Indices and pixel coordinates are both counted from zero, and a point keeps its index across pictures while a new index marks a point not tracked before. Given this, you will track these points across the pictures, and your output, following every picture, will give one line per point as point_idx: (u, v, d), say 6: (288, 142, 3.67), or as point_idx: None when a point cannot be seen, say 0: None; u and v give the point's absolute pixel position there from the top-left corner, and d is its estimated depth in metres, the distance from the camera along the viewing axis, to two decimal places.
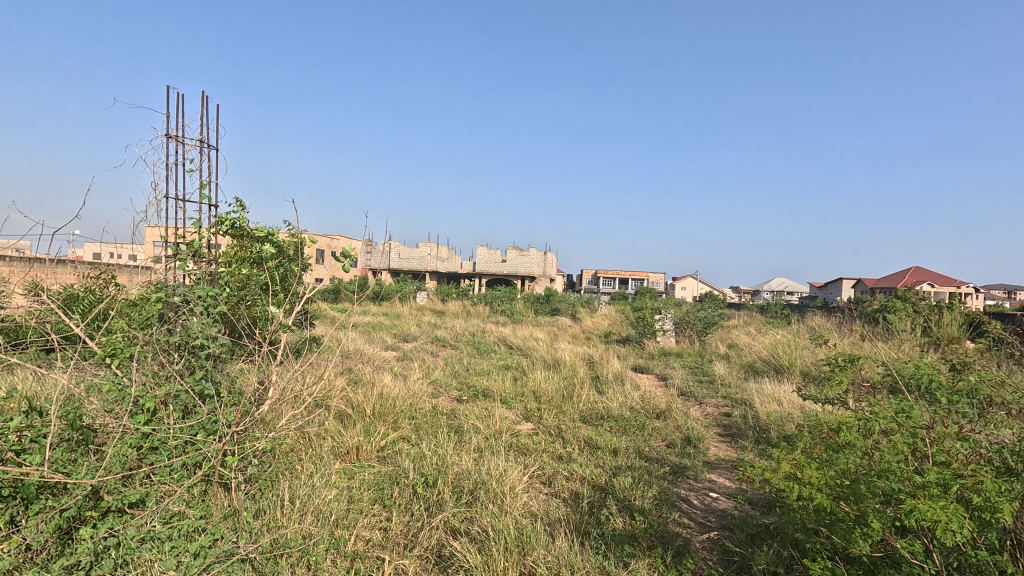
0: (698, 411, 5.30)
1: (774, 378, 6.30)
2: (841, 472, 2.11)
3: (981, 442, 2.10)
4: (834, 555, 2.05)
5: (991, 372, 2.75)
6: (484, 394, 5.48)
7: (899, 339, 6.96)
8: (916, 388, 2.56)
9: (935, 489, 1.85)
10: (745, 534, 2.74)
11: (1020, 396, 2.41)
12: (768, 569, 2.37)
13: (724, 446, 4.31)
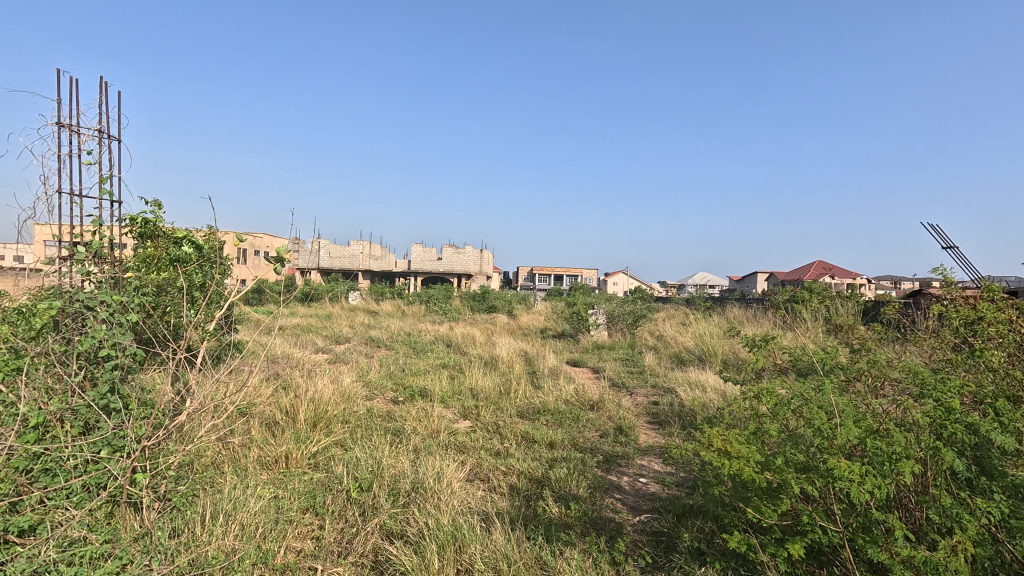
0: (629, 401, 5.54)
1: (698, 367, 6.70)
2: (754, 449, 2.29)
3: (871, 414, 2.35)
4: (750, 527, 2.22)
5: (878, 354, 3.07)
6: (420, 394, 5.39)
7: (806, 326, 7.62)
8: (821, 368, 2.81)
9: (834, 455, 2.05)
10: (672, 514, 2.89)
11: (904, 373, 2.72)
12: (692, 545, 2.53)
13: (653, 433, 4.53)
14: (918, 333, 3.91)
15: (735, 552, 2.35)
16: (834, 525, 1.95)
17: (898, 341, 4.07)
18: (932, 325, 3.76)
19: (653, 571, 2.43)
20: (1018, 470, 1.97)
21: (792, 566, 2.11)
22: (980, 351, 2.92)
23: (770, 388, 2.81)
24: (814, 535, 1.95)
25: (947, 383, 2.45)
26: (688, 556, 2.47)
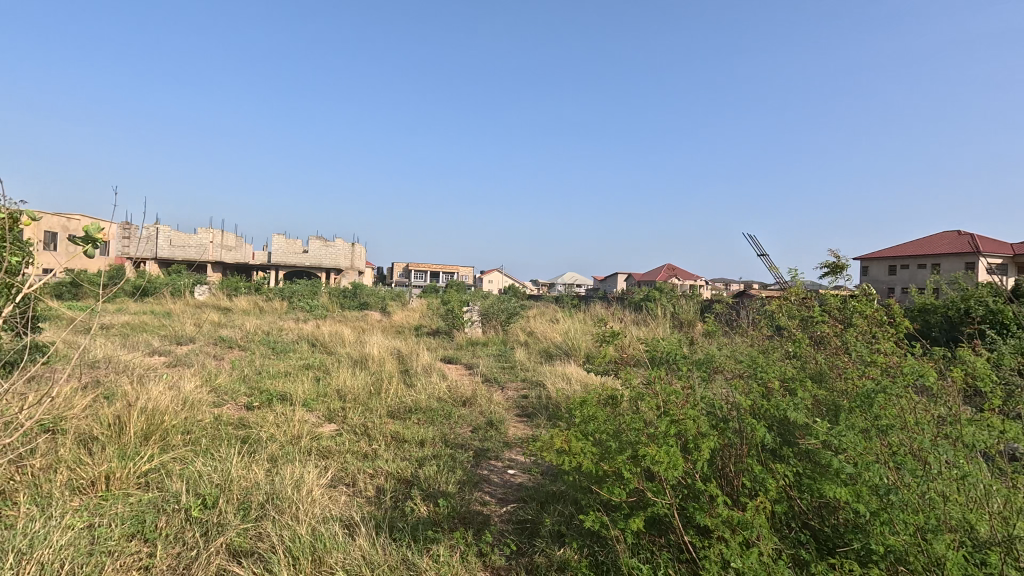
0: (500, 395, 5.70)
1: (564, 361, 7.13)
2: (603, 434, 2.52)
3: (702, 401, 2.71)
4: (603, 507, 2.44)
5: (710, 346, 3.55)
6: (280, 398, 4.97)
7: (656, 322, 8.53)
8: (667, 360, 3.16)
9: (666, 436, 2.32)
10: (537, 501, 3.04)
11: (730, 363, 3.19)
12: (553, 529, 2.69)
13: (521, 426, 4.72)
14: (742, 328, 4.58)
15: (591, 531, 2.55)
16: (668, 498, 2.22)
17: (727, 335, 4.74)
18: (752, 322, 4.44)
19: (516, 558, 2.54)
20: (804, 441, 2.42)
21: (638, 538, 2.36)
22: (786, 342, 3.51)
23: (623, 378, 3.08)
24: (654, 508, 2.20)
25: (757, 370, 2.90)
26: (550, 539, 2.62)
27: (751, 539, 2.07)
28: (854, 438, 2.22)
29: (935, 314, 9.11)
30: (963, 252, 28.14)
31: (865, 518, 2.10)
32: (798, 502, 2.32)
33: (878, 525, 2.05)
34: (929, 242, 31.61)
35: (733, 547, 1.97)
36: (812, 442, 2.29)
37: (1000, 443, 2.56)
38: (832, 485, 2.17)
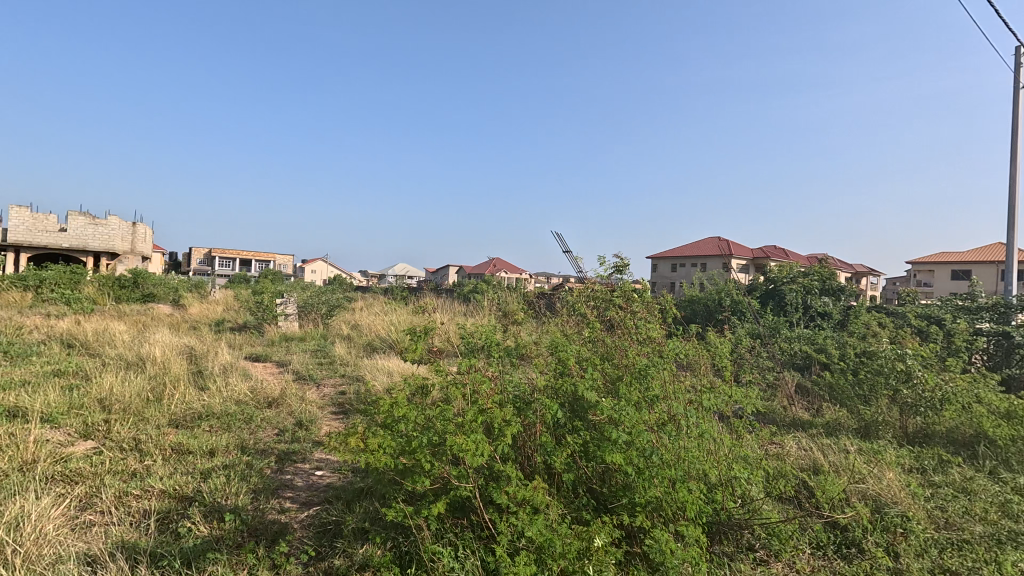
0: (314, 394, 5.34)
1: (387, 355, 6.99)
2: (413, 424, 2.80)
3: (506, 389, 3.31)
4: (407, 496, 2.80)
5: (513, 337, 4.05)
6: (9, 414, 3.90)
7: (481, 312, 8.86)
8: (481, 344, 3.57)
9: (470, 424, 2.75)
10: (343, 501, 2.97)
11: (529, 356, 3.83)
12: (355, 528, 2.71)
13: (336, 424, 4.52)
14: (550, 317, 5.04)
15: (396, 523, 2.69)
16: (471, 481, 2.66)
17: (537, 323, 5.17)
18: (558, 312, 4.95)
19: (315, 563, 2.47)
20: (579, 426, 3.19)
21: (442, 519, 2.77)
22: (585, 327, 4.08)
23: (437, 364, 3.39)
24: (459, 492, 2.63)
25: (567, 352, 3.52)
26: (353, 538, 2.64)
27: (537, 507, 2.65)
28: (626, 413, 3.02)
29: (698, 303, 11.24)
30: (721, 253, 35.11)
31: (631, 480, 2.96)
32: (584, 468, 3.08)
33: (641, 484, 2.95)
34: (699, 244, 38.69)
35: (524, 519, 2.51)
36: (599, 416, 3.07)
37: (730, 404, 4.00)
38: (610, 455, 2.95)
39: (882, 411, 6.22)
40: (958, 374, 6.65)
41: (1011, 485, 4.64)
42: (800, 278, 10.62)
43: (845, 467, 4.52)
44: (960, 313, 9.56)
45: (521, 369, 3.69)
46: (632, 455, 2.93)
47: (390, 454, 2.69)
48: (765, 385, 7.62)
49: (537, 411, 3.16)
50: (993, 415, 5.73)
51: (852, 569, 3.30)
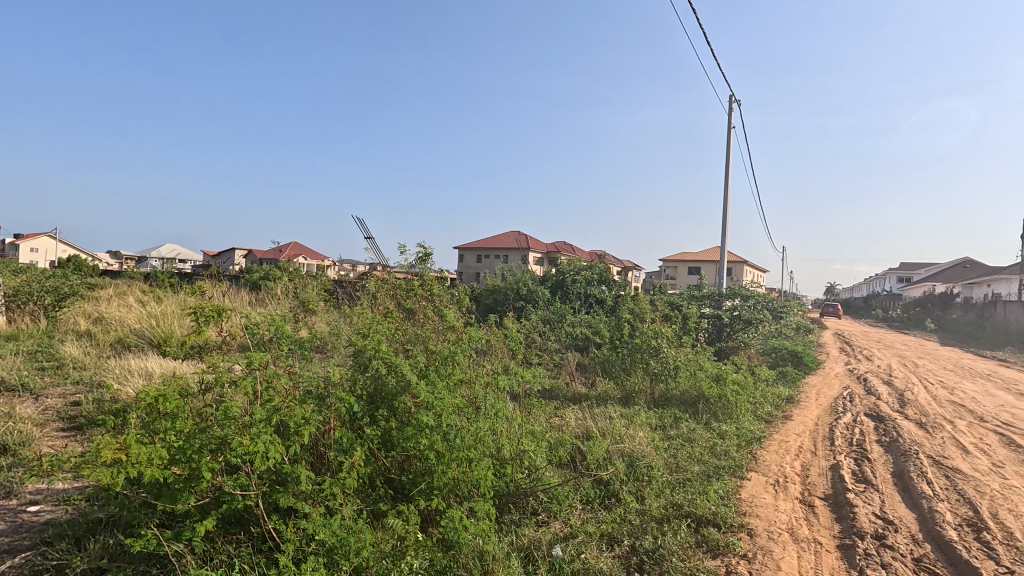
0: (32, 407, 4.25)
1: (145, 353, 5.89)
2: (177, 433, 2.63)
3: (304, 381, 3.24)
4: (163, 519, 2.66)
5: (304, 328, 3.76)
6: None
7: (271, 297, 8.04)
8: (270, 337, 3.26)
9: (261, 424, 2.69)
10: (68, 540, 2.65)
11: (329, 350, 3.73)
12: (87, 568, 2.47)
13: (63, 443, 3.71)
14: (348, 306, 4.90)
15: (145, 554, 2.57)
16: (253, 490, 2.66)
17: (334, 312, 4.97)
18: (360, 301, 4.74)
19: None
20: (379, 419, 3.35)
21: (212, 535, 2.73)
22: (384, 316, 4.16)
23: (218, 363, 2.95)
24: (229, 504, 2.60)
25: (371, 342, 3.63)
26: None
27: (333, 508, 2.86)
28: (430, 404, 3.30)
29: (499, 293, 12.02)
30: (520, 246, 38.04)
31: (432, 465, 3.27)
32: (384, 461, 3.32)
33: (441, 467, 3.27)
34: (501, 237, 41.24)
35: (317, 521, 2.68)
36: (406, 401, 3.31)
37: (518, 382, 4.33)
38: (410, 446, 3.25)
39: (638, 381, 7.58)
40: (689, 348, 8.47)
41: (716, 432, 6.14)
42: (582, 270, 12.16)
43: (607, 430, 5.39)
44: (692, 300, 12.15)
45: (317, 362, 3.58)
46: (431, 442, 3.24)
47: (159, 465, 2.45)
48: (552, 365, 8.59)
49: (336, 404, 3.19)
50: (708, 378, 7.47)
51: (610, 515, 3.95)
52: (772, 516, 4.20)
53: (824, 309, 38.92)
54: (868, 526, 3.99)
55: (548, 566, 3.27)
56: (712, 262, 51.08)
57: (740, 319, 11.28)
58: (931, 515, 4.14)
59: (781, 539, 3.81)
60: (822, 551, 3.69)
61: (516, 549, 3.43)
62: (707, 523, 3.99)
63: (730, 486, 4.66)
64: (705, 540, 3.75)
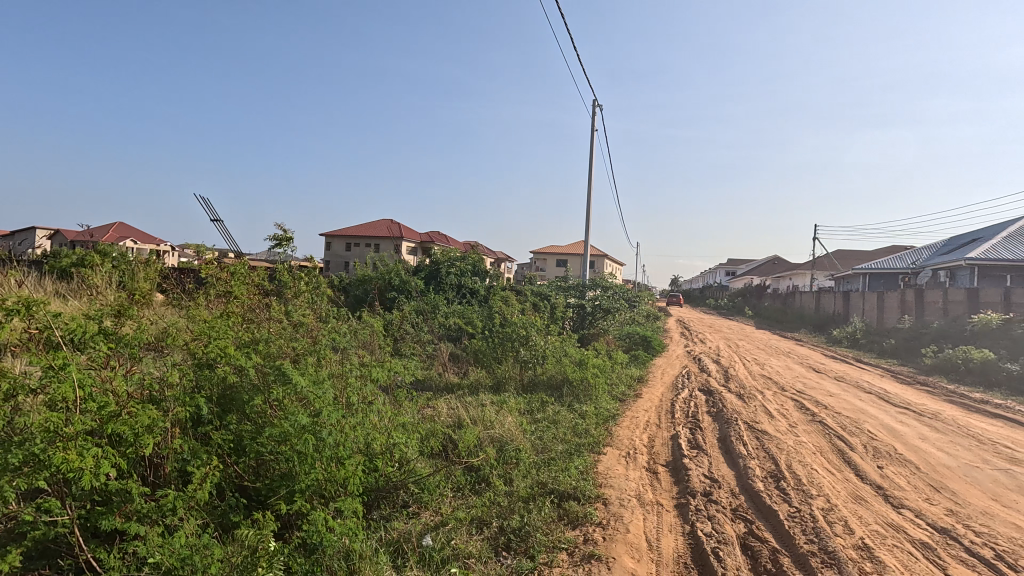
0: None
1: None
2: None
3: (137, 384, 2.85)
4: None
5: (129, 322, 3.18)
6: None
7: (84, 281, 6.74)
8: (81, 337, 2.72)
9: (84, 439, 2.35)
10: None
11: (168, 346, 3.26)
12: None
13: None
14: (188, 297, 4.33)
15: None
16: (69, 514, 2.35)
17: (171, 304, 4.35)
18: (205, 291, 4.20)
19: None
20: (229, 422, 3.11)
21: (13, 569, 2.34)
22: (230, 301, 3.75)
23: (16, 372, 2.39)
24: (30, 534, 2.25)
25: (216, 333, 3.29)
26: None
27: (173, 525, 2.60)
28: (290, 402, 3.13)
29: (369, 283, 11.54)
30: (392, 235, 36.87)
31: (293, 467, 3.07)
32: (234, 467, 3.10)
33: (304, 469, 3.09)
34: (372, 224, 39.54)
35: (153, 542, 2.42)
36: (258, 405, 3.14)
37: (390, 374, 4.23)
38: (267, 447, 3.05)
39: (508, 368, 7.86)
40: (555, 336, 8.99)
41: (578, 412, 6.63)
42: (456, 260, 12.18)
43: (478, 418, 5.51)
44: (559, 291, 12.89)
45: (150, 362, 3.12)
46: (292, 442, 3.06)
47: None
48: (425, 356, 8.51)
49: (176, 407, 2.88)
50: (572, 363, 8.02)
51: (480, 500, 4.06)
52: (624, 484, 4.67)
53: (670, 298, 43.91)
54: (698, 485, 4.63)
55: (418, 556, 3.26)
56: (577, 256, 54.59)
57: (600, 307, 12.26)
58: (745, 471, 4.94)
59: (630, 504, 4.26)
60: (663, 511, 4.20)
61: (385, 545, 3.36)
62: (568, 497, 4.29)
63: (589, 461, 5.07)
64: (566, 512, 4.05)
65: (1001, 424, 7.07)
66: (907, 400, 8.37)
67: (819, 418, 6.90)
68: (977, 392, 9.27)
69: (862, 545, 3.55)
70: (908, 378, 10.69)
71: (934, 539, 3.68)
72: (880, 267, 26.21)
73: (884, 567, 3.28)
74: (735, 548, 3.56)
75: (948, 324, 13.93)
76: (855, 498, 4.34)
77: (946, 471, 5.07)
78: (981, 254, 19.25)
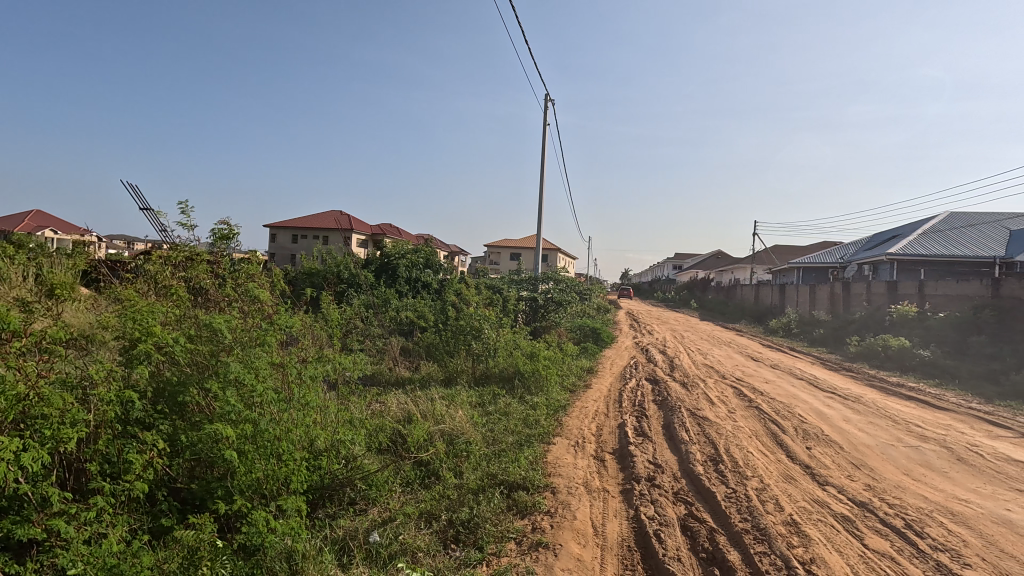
0: None
1: None
2: None
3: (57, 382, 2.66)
4: None
5: (49, 317, 2.96)
6: None
7: None
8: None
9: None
10: None
11: (92, 342, 3.06)
12: None
13: None
14: (117, 291, 4.06)
15: None
16: None
17: (97, 299, 4.07)
18: (137, 283, 3.95)
19: None
20: (161, 422, 2.96)
21: None
22: (165, 294, 3.57)
23: None
24: None
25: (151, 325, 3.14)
26: None
27: (98, 531, 2.46)
28: (228, 398, 3.00)
29: (317, 276, 11.16)
30: (341, 227, 35.78)
31: (232, 466, 2.95)
32: (169, 468, 2.96)
33: (243, 468, 2.96)
34: (319, 215, 38.19)
35: (75, 550, 2.28)
36: (193, 402, 2.99)
37: (336, 370, 4.11)
38: (203, 447, 2.92)
39: (460, 362, 7.83)
40: (507, 328, 9.02)
41: (528, 404, 6.69)
42: (408, 253, 11.97)
43: (428, 412, 5.47)
44: (511, 284, 12.93)
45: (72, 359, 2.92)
46: (230, 441, 2.94)
47: None
48: (374, 351, 8.34)
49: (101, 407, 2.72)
50: (523, 355, 8.08)
51: (429, 494, 4.05)
52: (572, 473, 4.77)
53: (621, 291, 44.95)
54: (643, 471, 4.80)
55: (364, 553, 3.21)
56: (530, 249, 54.94)
57: (552, 300, 12.41)
58: (687, 455, 5.16)
59: (578, 492, 4.36)
60: (609, 497, 4.32)
61: (330, 543, 3.29)
62: (517, 487, 4.34)
63: (538, 452, 5.15)
64: (515, 503, 4.10)
65: (913, 405, 7.73)
66: (833, 385, 8.98)
67: (755, 404, 7.29)
68: (894, 377, 10.06)
69: (790, 521, 3.79)
70: (835, 365, 11.47)
71: (853, 512, 3.99)
72: (812, 262, 27.88)
73: (809, 541, 3.52)
74: (676, 530, 3.72)
75: (871, 314, 15.00)
76: (785, 478, 4.63)
77: (866, 449, 5.49)
78: (900, 250, 20.86)
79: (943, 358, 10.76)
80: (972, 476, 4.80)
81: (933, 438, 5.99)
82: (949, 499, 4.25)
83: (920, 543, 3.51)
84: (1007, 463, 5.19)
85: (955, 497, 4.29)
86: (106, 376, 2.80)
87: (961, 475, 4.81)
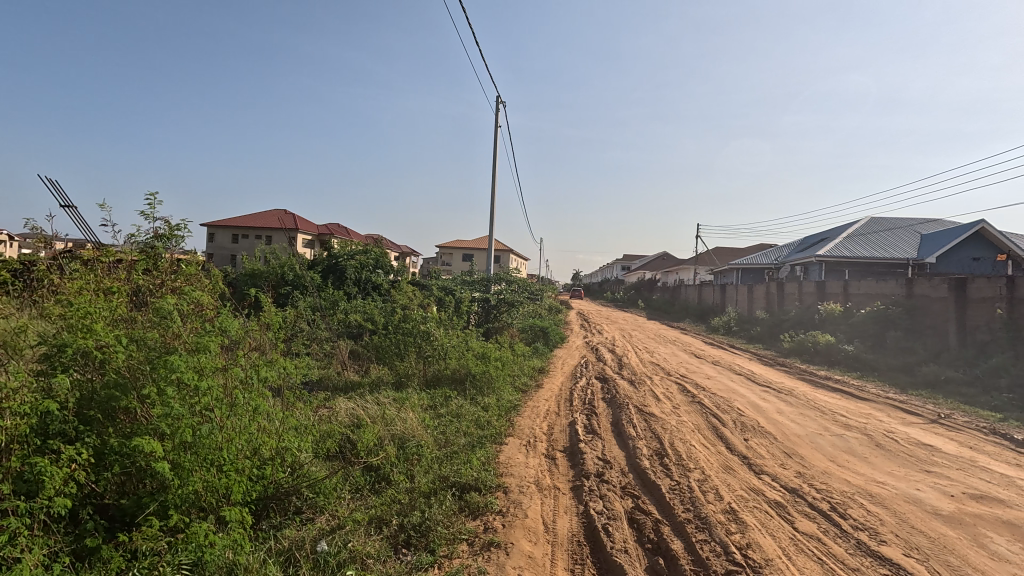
0: None
1: None
2: None
3: None
4: None
5: None
6: None
7: None
8: None
9: None
10: None
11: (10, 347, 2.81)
12: None
13: None
14: (38, 293, 3.74)
15: None
16: None
17: (13, 303, 3.73)
18: (60, 284, 3.66)
19: None
20: (88, 434, 2.75)
21: None
22: (95, 296, 3.33)
23: None
24: None
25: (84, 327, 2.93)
26: None
27: (11, 555, 2.26)
28: (163, 406, 2.84)
29: (260, 277, 10.71)
30: (286, 227, 34.41)
31: (165, 480, 2.78)
32: (96, 485, 2.76)
33: (178, 481, 2.80)
34: (263, 214, 36.60)
35: None
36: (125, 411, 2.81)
37: (280, 376, 3.96)
38: (134, 460, 2.75)
39: (411, 364, 7.72)
40: (459, 330, 8.97)
41: (480, 405, 6.69)
42: (357, 254, 11.66)
43: (378, 416, 5.36)
44: (463, 286, 12.87)
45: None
46: (164, 452, 2.78)
47: None
48: (322, 355, 8.08)
49: (20, 419, 2.52)
50: (475, 356, 8.07)
51: (380, 499, 3.96)
52: (524, 472, 4.81)
53: (573, 292, 45.66)
54: (592, 467, 4.90)
55: (311, 564, 3.10)
56: (482, 251, 55.01)
57: (503, 302, 12.44)
58: (634, 451, 5.32)
59: (529, 491, 4.40)
60: (559, 494, 4.39)
61: (275, 555, 3.16)
62: (469, 489, 4.33)
63: (490, 452, 5.15)
64: (467, 504, 4.08)
65: (839, 397, 8.30)
66: (768, 379, 9.52)
67: (698, 399, 7.61)
68: (823, 370, 10.78)
69: (728, 509, 3.99)
70: (770, 361, 12.15)
71: (785, 498, 4.24)
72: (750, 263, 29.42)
73: (745, 526, 3.71)
74: (623, 522, 3.83)
75: (802, 312, 15.97)
76: (725, 469, 4.86)
77: (797, 439, 5.85)
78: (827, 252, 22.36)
79: (865, 352, 11.62)
80: (889, 460, 5.22)
81: (856, 426, 6.47)
82: (868, 481, 4.60)
83: (843, 523, 3.78)
84: (918, 447, 5.68)
85: (873, 480, 4.65)
86: (23, 384, 2.59)
87: (879, 460, 5.22)
